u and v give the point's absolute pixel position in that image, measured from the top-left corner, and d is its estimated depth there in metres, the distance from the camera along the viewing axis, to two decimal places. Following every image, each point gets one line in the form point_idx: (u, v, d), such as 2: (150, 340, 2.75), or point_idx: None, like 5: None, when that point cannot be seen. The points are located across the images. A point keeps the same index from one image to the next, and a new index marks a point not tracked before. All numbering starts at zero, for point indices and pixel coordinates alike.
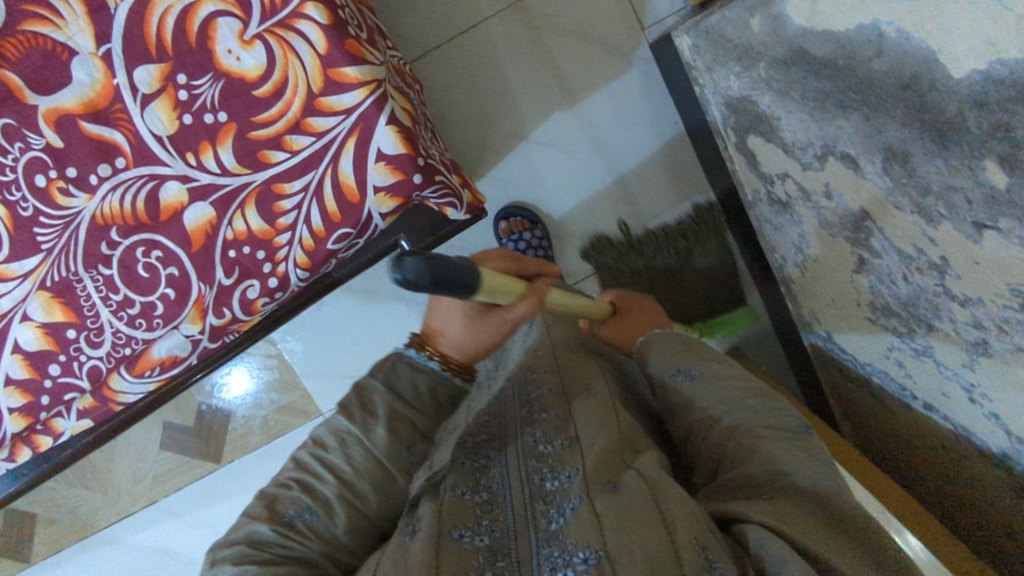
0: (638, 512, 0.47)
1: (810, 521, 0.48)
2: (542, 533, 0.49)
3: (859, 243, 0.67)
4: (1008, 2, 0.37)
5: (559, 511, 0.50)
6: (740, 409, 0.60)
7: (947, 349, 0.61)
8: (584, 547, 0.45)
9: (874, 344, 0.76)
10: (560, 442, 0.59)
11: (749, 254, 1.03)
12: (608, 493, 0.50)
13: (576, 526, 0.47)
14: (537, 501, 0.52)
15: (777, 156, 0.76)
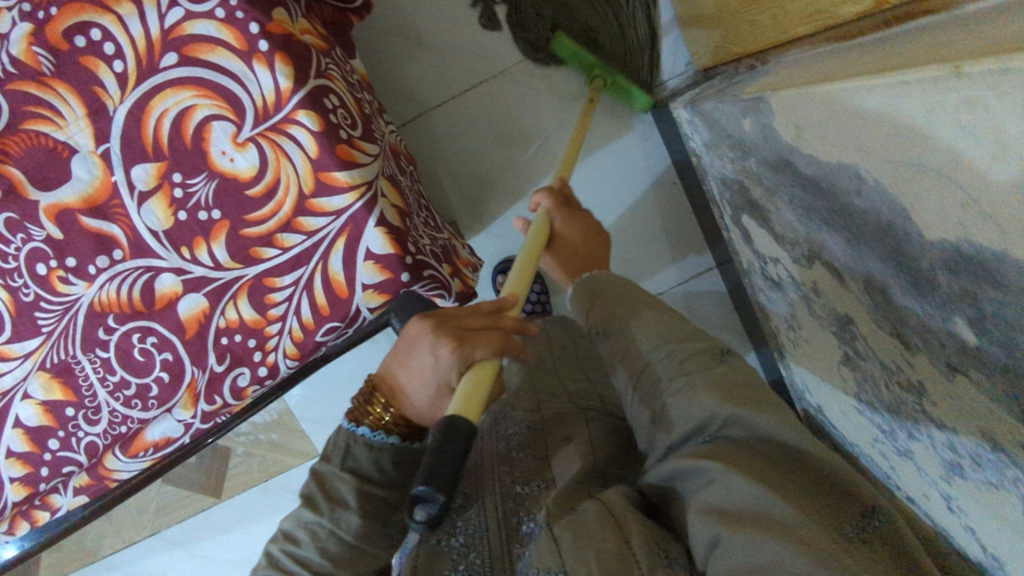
0: (595, 529, 0.49)
1: (760, 472, 0.47)
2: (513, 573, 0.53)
3: (845, 341, 0.66)
4: (961, 182, 0.37)
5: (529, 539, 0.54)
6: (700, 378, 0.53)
7: (926, 457, 0.60)
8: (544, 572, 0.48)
9: (859, 428, 0.76)
10: (537, 483, 0.61)
11: (745, 315, 1.03)
12: (569, 516, 0.52)
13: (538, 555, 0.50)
14: (513, 544, 0.54)
15: (768, 241, 0.76)
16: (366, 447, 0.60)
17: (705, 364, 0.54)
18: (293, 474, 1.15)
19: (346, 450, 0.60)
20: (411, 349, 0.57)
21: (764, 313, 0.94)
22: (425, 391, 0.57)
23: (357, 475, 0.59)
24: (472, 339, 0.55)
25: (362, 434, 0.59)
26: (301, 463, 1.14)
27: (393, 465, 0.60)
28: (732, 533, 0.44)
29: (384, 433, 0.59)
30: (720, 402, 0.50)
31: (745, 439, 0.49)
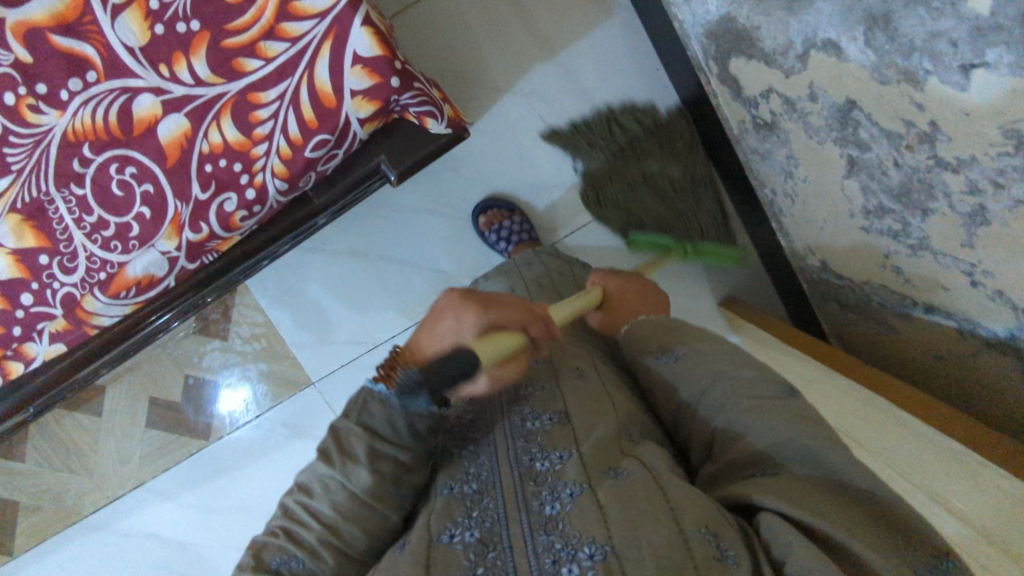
0: (646, 508, 0.47)
1: (822, 506, 0.45)
2: (535, 516, 0.49)
3: (847, 141, 0.65)
4: None
5: (553, 495, 0.50)
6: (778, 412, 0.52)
7: (942, 232, 0.59)
8: (588, 539, 0.45)
9: (869, 254, 0.75)
10: (548, 417, 0.58)
11: (739, 197, 1.03)
12: (611, 482, 0.50)
13: (578, 514, 0.47)
14: (528, 482, 0.51)
15: (759, 72, 0.75)
16: (382, 406, 0.52)
17: (772, 394, 0.54)
18: (285, 408, 1.10)
19: (363, 408, 0.52)
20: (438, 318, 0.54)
21: (759, 182, 0.94)
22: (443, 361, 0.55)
23: (370, 432, 0.52)
24: (495, 309, 0.54)
25: (379, 392, 0.52)
26: (292, 395, 1.10)
27: (412, 429, 0.53)
28: (806, 546, 0.42)
29: (400, 394, 0.51)
30: (795, 429, 0.50)
31: (810, 469, 0.48)
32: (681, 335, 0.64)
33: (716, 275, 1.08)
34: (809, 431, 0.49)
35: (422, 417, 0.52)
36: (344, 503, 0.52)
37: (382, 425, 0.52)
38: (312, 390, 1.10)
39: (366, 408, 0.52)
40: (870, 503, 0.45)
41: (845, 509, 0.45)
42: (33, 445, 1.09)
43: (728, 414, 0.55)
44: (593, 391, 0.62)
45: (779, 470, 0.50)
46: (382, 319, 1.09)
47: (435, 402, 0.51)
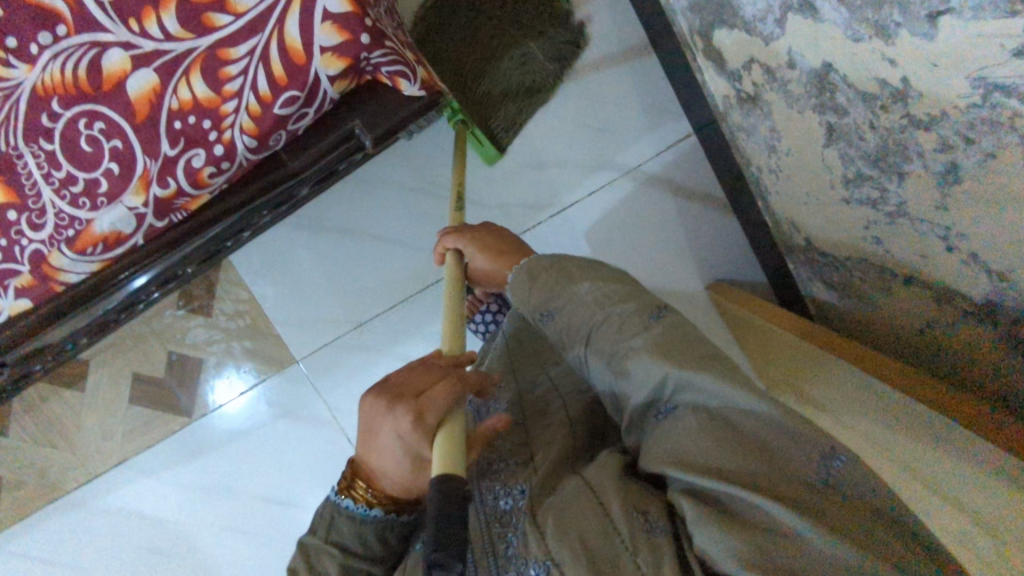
0: (579, 513, 0.49)
1: (718, 461, 0.46)
2: (501, 560, 0.52)
3: (825, 107, 0.64)
4: None
5: (512, 533, 0.53)
6: (668, 347, 0.53)
7: (917, 196, 0.58)
8: (534, 561, 0.47)
9: (851, 227, 0.74)
10: (515, 459, 0.61)
11: (726, 178, 1.02)
12: (548, 502, 0.52)
13: (524, 543, 0.49)
14: (493, 525, 0.54)
15: (741, 43, 0.74)
16: (351, 521, 0.60)
17: (645, 322, 0.56)
18: (268, 386, 1.11)
19: (331, 527, 0.60)
20: (376, 433, 0.54)
21: (744, 159, 0.93)
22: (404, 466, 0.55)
23: (342, 550, 0.59)
24: (425, 403, 0.51)
25: (348, 509, 0.60)
26: (276, 372, 1.10)
27: (377, 538, 0.60)
28: (712, 523, 0.43)
29: (366, 507, 0.59)
30: (665, 364, 0.51)
31: (701, 402, 0.49)
32: (553, 283, 0.62)
33: (704, 257, 1.07)
34: (687, 364, 0.50)
35: (387, 527, 0.60)
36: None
37: (348, 539, 0.60)
38: (297, 367, 1.11)
39: (334, 524, 0.60)
40: (753, 430, 0.47)
41: (741, 450, 0.46)
42: (15, 422, 1.09)
43: (617, 356, 0.55)
44: (552, 421, 0.64)
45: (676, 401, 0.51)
46: (368, 297, 1.10)
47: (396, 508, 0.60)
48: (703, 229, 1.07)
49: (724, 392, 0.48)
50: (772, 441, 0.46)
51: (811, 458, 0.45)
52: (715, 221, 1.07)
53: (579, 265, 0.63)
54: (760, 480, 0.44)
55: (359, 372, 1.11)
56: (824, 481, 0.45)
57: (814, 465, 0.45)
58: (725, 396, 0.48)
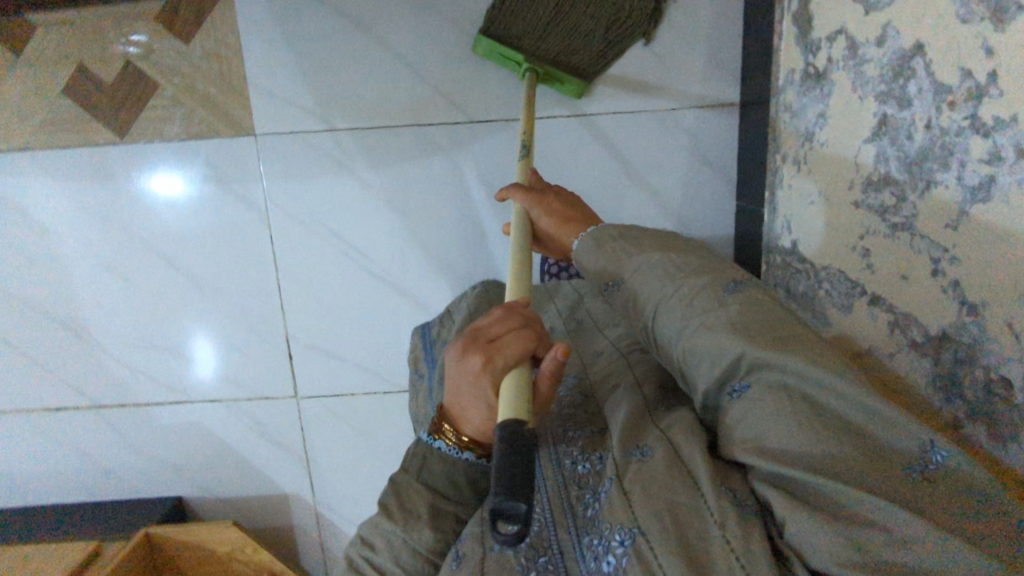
0: (665, 483, 0.53)
1: (803, 446, 0.49)
2: (581, 521, 0.58)
3: (890, 95, 0.62)
4: None
5: (593, 496, 0.59)
6: (744, 328, 0.55)
7: (931, 210, 0.58)
8: (619, 528, 0.52)
9: (846, 234, 0.73)
10: (592, 431, 0.67)
11: (745, 160, 1.00)
12: (636, 465, 0.57)
13: (610, 509, 0.54)
14: (573, 487, 0.61)
15: (839, 9, 0.70)
16: (442, 462, 0.65)
17: (720, 300, 0.58)
18: (214, 148, 1.04)
19: (422, 467, 0.65)
20: (457, 380, 0.60)
21: (776, 144, 0.90)
22: (484, 408, 0.60)
23: (430, 487, 0.64)
24: (498, 349, 0.57)
25: (441, 450, 0.65)
26: (230, 136, 1.03)
27: (466, 482, 0.65)
28: (799, 518, 0.46)
29: (457, 450, 0.64)
30: (744, 343, 0.53)
31: (782, 383, 0.52)
32: (615, 257, 0.67)
33: (687, 227, 1.06)
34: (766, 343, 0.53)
35: (473, 470, 0.65)
36: (409, 559, 0.61)
37: (438, 480, 0.64)
38: (252, 143, 1.03)
39: (429, 465, 0.65)
40: (837, 416, 0.50)
41: (825, 437, 0.49)
42: None
43: (691, 335, 0.58)
44: (625, 390, 0.70)
45: (751, 380, 0.54)
46: (356, 107, 1.02)
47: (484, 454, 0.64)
48: (699, 201, 1.05)
49: (802, 369, 0.51)
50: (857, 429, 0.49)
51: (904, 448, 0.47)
52: (716, 199, 1.05)
53: (650, 243, 0.66)
54: (850, 468, 0.47)
55: (313, 177, 1.05)
56: (917, 473, 0.47)
57: (907, 453, 0.47)
58: (804, 376, 0.51)
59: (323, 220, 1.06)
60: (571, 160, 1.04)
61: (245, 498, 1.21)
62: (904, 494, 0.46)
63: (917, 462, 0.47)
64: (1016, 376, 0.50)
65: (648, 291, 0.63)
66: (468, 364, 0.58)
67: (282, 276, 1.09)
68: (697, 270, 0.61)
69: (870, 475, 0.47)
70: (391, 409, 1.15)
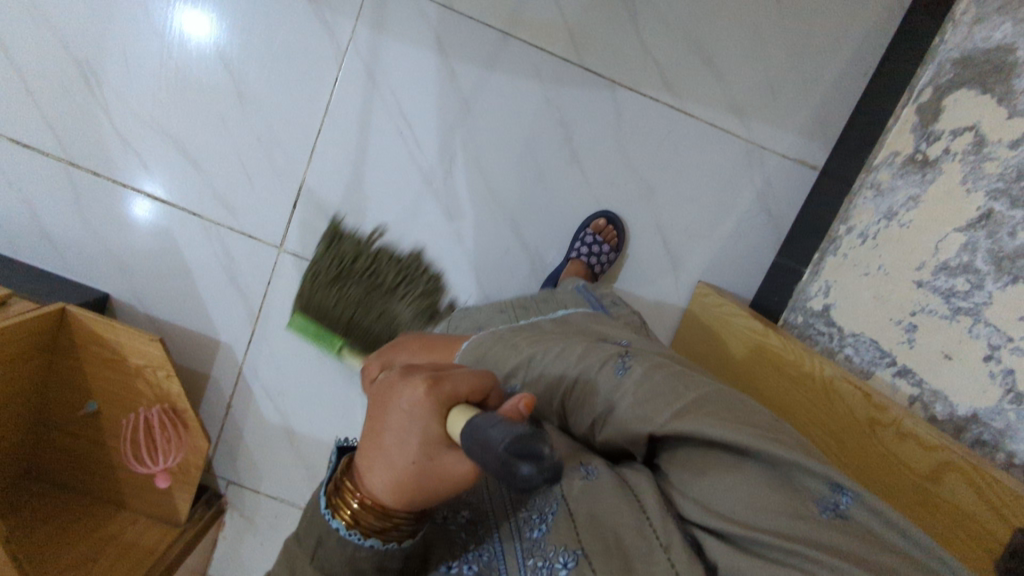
0: (610, 505, 0.48)
1: (729, 507, 0.45)
2: (526, 543, 0.48)
3: (1007, 193, 0.65)
4: None
5: (539, 516, 0.49)
6: (646, 399, 0.53)
7: (1012, 301, 0.60)
8: (562, 549, 0.46)
9: (894, 308, 0.75)
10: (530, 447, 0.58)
11: (801, 222, 1.02)
12: (579, 486, 0.51)
13: (556, 529, 0.47)
14: (519, 508, 0.51)
15: (977, 108, 0.74)
16: (342, 548, 0.44)
17: (614, 380, 0.58)
18: None
19: (319, 545, 0.45)
20: (380, 414, 0.43)
21: (843, 215, 0.93)
22: (408, 458, 0.40)
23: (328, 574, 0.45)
24: (445, 377, 0.41)
25: (338, 534, 0.44)
26: None
27: (373, 569, 0.45)
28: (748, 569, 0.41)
29: (356, 533, 0.44)
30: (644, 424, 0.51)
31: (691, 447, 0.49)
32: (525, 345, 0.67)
33: (722, 260, 1.06)
34: (671, 410, 0.51)
35: (384, 554, 0.45)
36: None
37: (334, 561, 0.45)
38: None
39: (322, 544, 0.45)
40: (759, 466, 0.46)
41: (750, 488, 0.45)
42: None
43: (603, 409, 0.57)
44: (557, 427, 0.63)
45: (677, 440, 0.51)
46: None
47: (400, 537, 0.44)
48: (743, 243, 1.06)
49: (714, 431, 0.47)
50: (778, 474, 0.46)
51: (813, 487, 0.44)
52: (759, 246, 1.06)
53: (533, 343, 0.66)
54: (780, 520, 0.43)
55: (405, 44, 1.00)
56: (829, 511, 0.43)
57: (817, 495, 0.44)
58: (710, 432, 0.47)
59: (394, 90, 1.01)
60: (652, 150, 1.03)
61: (176, 327, 1.11)
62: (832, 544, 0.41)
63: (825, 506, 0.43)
64: None
65: (551, 367, 0.63)
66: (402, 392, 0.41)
67: (327, 125, 1.03)
68: (587, 355, 0.62)
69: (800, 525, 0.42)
70: None
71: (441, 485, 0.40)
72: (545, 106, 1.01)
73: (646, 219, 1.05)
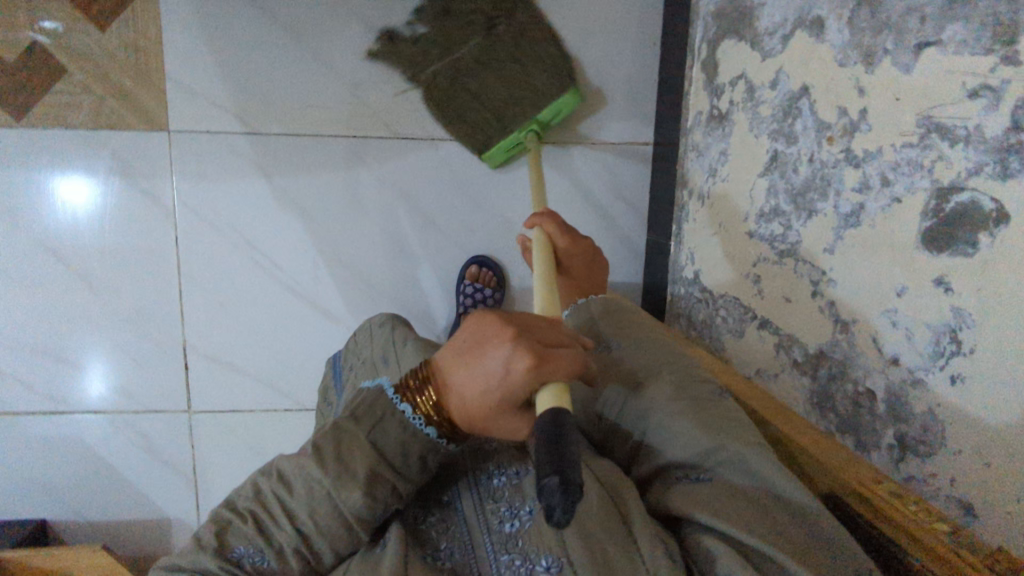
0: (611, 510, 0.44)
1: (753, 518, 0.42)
2: (496, 536, 0.44)
3: (781, 132, 0.67)
4: None
5: (512, 511, 0.46)
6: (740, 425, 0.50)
7: (814, 234, 0.62)
8: (546, 553, 0.42)
9: (741, 262, 0.77)
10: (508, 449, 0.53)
11: (656, 197, 1.05)
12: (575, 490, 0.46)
13: (536, 531, 0.44)
14: (487, 499, 0.46)
15: (740, 56, 0.77)
16: (401, 429, 0.44)
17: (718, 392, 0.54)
18: (124, 138, 0.98)
19: (378, 422, 0.44)
20: (483, 354, 0.42)
21: (683, 182, 0.96)
22: (488, 401, 0.42)
23: (376, 450, 0.44)
24: (554, 354, 0.41)
25: (399, 414, 0.44)
26: (143, 128, 0.98)
27: (416, 455, 0.45)
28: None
29: (419, 418, 0.44)
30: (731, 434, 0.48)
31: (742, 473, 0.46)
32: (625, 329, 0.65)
33: None
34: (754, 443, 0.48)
35: (429, 450, 0.45)
36: (327, 518, 0.42)
37: (385, 441, 0.44)
38: (167, 138, 0.98)
39: (378, 420, 0.44)
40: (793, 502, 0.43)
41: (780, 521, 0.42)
42: None
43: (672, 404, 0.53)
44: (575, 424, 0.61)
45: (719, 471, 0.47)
46: (279, 111, 0.99)
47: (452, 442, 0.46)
48: (615, 234, 1.08)
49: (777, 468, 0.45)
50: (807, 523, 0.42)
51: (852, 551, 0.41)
52: (630, 233, 1.08)
53: (641, 327, 0.65)
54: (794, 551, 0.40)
55: (227, 179, 1.00)
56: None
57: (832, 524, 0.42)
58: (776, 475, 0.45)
59: (235, 225, 1.02)
60: (496, 185, 1.04)
61: (122, 522, 1.10)
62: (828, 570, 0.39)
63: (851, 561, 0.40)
64: (880, 388, 0.54)
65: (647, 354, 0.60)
66: (515, 354, 0.40)
67: (184, 280, 1.03)
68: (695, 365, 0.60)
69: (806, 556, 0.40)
70: (292, 428, 1.09)
71: (504, 429, 0.43)
72: (380, 185, 1.02)
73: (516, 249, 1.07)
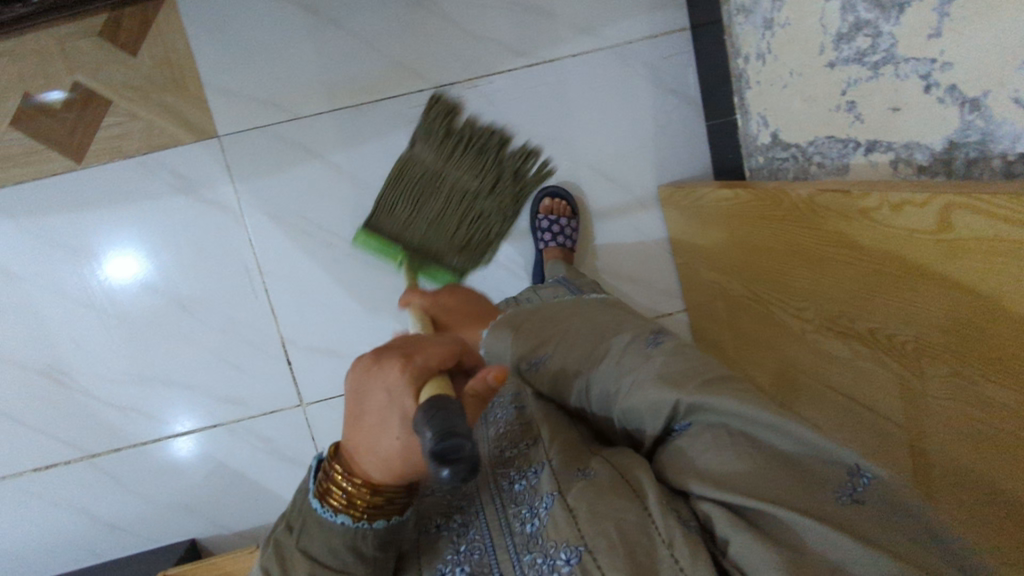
0: (610, 498, 0.50)
1: (735, 473, 0.49)
2: (518, 536, 0.52)
3: None
4: None
5: (531, 512, 0.53)
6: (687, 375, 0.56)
7: (912, 28, 0.59)
8: (564, 545, 0.49)
9: (826, 99, 0.74)
10: (524, 441, 0.61)
11: (706, 81, 1.02)
12: (580, 481, 0.53)
13: (554, 524, 0.50)
14: (509, 506, 0.54)
15: None
16: (321, 531, 0.49)
17: (646, 354, 0.61)
18: (178, 154, 1.00)
19: (303, 530, 0.50)
20: (361, 397, 0.45)
21: (735, 51, 0.93)
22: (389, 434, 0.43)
23: (310, 557, 0.49)
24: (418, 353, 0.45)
25: (319, 514, 0.49)
26: (194, 140, 0.99)
27: (349, 550, 0.49)
28: (745, 535, 0.44)
29: (332, 512, 0.48)
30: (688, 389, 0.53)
31: (711, 421, 0.52)
32: (548, 330, 0.71)
33: (663, 156, 1.06)
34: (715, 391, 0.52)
35: (358, 537, 0.49)
36: None
37: (316, 547, 0.49)
38: (219, 144, 1.00)
39: (304, 528, 0.50)
40: (767, 444, 0.50)
41: (758, 465, 0.49)
42: None
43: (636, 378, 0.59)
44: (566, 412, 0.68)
45: (691, 420, 0.54)
46: (318, 91, 0.99)
47: (375, 515, 0.48)
48: (672, 130, 1.05)
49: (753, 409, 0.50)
50: (776, 448, 0.49)
51: (834, 475, 0.47)
52: (687, 126, 1.05)
53: (561, 314, 0.73)
54: (780, 491, 0.46)
55: (284, 170, 1.01)
56: (847, 497, 0.46)
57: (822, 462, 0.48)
58: (738, 416, 0.50)
59: (304, 213, 1.03)
60: (543, 110, 1.03)
61: (264, 527, 1.14)
62: (817, 498, 0.46)
63: (842, 484, 0.47)
64: None
65: (578, 339, 0.68)
66: (386, 374, 0.43)
67: (268, 279, 1.04)
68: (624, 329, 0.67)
69: (792, 493, 0.46)
70: None
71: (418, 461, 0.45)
72: None
73: (577, 171, 1.06)
